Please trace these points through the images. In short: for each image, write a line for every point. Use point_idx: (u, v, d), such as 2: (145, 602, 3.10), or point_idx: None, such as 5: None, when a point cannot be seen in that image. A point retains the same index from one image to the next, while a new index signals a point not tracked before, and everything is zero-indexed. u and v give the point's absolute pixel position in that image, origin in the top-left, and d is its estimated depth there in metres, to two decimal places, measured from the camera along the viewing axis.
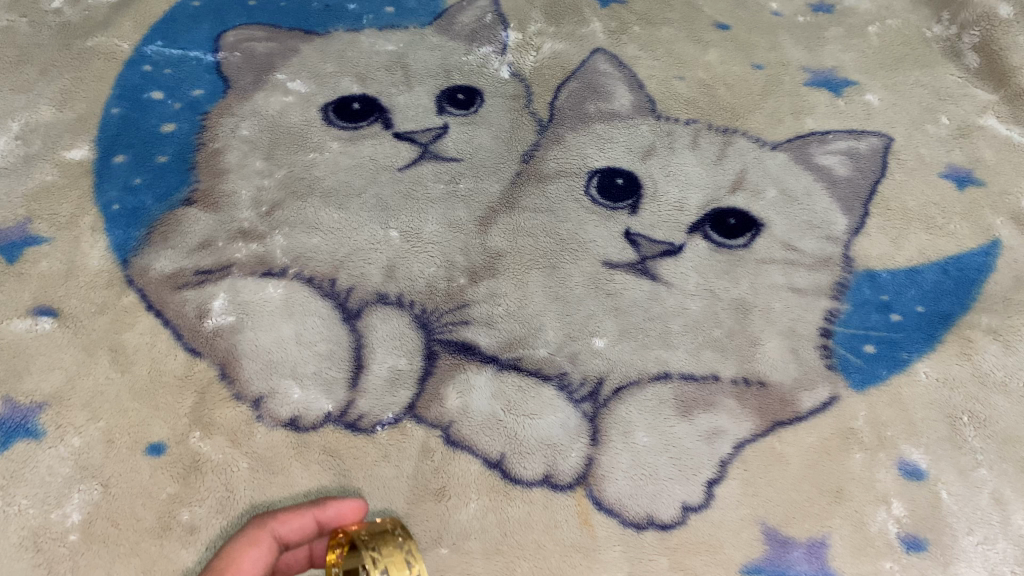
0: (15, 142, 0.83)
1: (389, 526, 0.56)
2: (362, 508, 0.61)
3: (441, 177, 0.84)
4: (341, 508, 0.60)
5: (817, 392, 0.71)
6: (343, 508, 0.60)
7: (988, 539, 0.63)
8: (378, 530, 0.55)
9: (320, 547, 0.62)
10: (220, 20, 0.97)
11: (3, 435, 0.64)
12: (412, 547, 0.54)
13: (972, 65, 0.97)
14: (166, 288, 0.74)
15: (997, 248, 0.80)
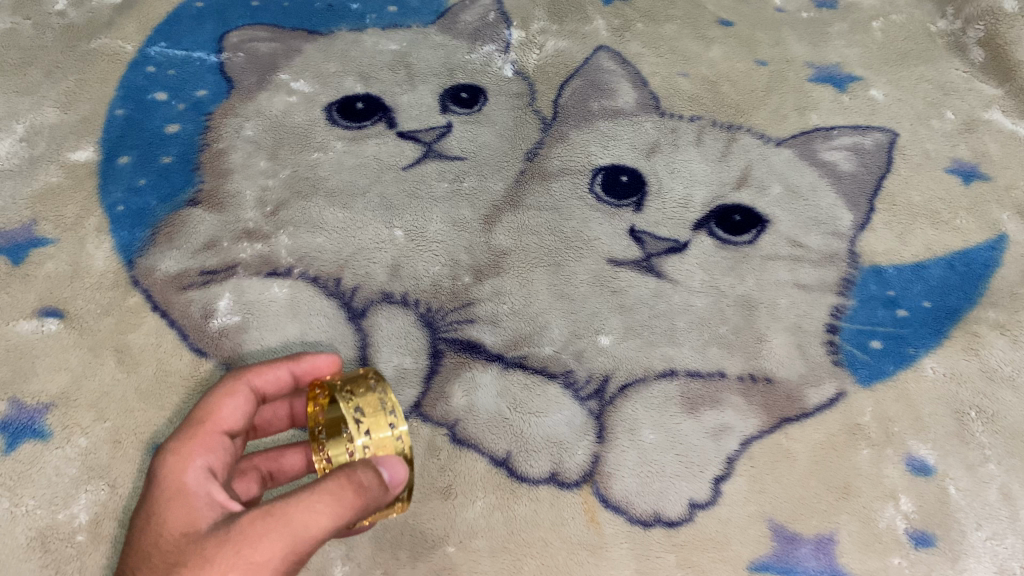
0: (20, 144, 0.84)
1: (365, 372, 0.58)
2: (335, 363, 0.62)
3: (444, 175, 0.84)
4: (316, 361, 0.60)
5: (824, 388, 0.70)
6: (318, 362, 0.60)
7: (997, 534, 0.63)
8: (353, 377, 0.57)
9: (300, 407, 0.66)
10: (223, 21, 0.97)
11: (10, 436, 0.65)
12: (385, 389, 0.56)
13: (977, 59, 0.97)
14: (171, 289, 0.74)
15: (1004, 243, 0.80)
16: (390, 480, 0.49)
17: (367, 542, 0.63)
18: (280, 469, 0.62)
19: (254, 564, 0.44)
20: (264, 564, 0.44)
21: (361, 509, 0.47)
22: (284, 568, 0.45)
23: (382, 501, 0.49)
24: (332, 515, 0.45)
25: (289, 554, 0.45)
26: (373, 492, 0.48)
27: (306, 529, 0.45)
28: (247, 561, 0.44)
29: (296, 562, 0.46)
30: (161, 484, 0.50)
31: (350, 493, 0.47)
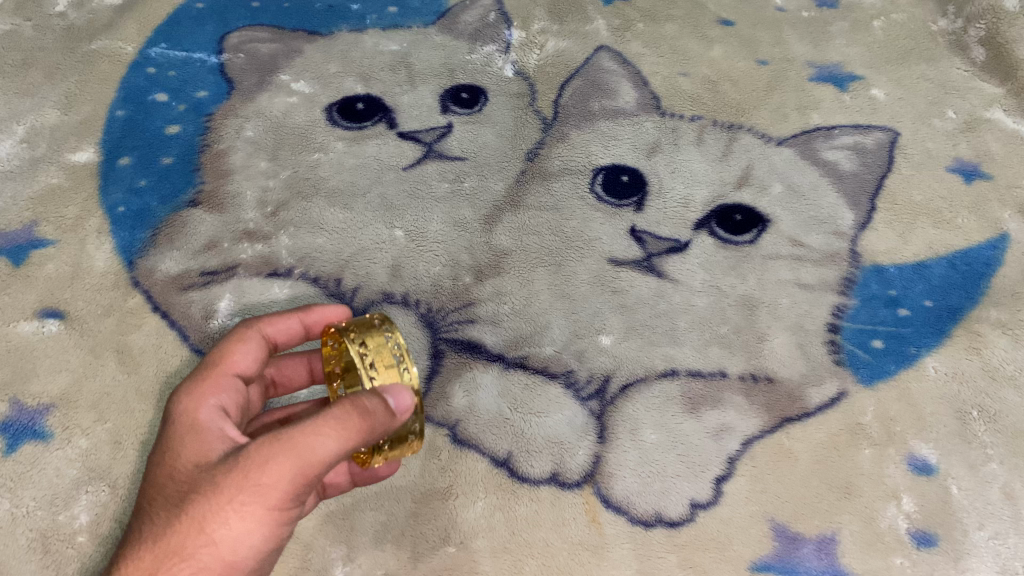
0: (21, 145, 0.84)
1: (374, 317, 0.58)
2: (345, 314, 0.64)
3: (445, 176, 0.84)
4: (326, 312, 0.63)
5: (825, 387, 0.70)
6: (328, 313, 0.63)
7: (999, 534, 0.63)
8: (363, 321, 0.57)
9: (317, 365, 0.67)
10: (224, 22, 0.97)
11: (11, 437, 0.65)
12: (394, 333, 0.56)
13: (978, 58, 0.96)
14: (171, 290, 0.74)
15: (1005, 242, 0.79)
16: (398, 407, 0.50)
17: (368, 542, 0.63)
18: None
19: (264, 486, 0.46)
20: (273, 485, 0.46)
21: (368, 434, 0.48)
22: (294, 489, 0.47)
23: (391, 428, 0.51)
24: (338, 439, 0.47)
25: (298, 476, 0.47)
26: (379, 417, 0.49)
27: (313, 453, 0.46)
28: (258, 483, 0.46)
29: (306, 483, 0.48)
30: (175, 421, 0.52)
31: (355, 419, 0.47)
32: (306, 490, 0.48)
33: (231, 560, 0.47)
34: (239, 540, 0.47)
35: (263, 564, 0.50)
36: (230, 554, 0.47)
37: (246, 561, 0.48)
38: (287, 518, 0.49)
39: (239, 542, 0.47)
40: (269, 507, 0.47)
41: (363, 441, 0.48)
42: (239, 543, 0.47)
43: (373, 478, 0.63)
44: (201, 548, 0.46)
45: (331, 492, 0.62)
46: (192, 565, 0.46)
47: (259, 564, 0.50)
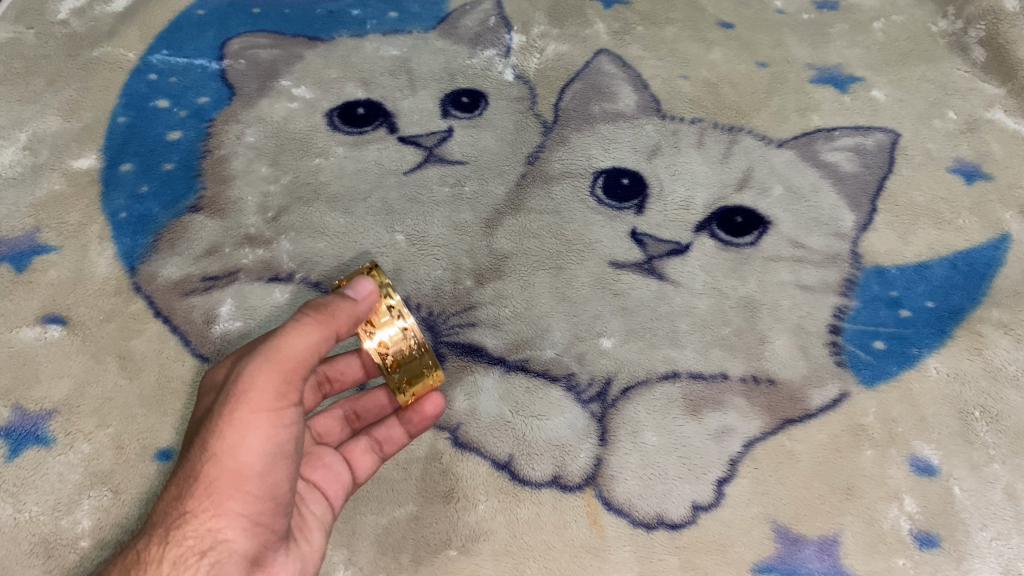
0: (23, 153, 0.84)
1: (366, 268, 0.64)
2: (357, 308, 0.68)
3: (445, 180, 0.84)
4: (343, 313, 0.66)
5: (827, 389, 0.70)
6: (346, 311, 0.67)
7: (1002, 534, 0.63)
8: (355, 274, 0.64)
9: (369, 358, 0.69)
10: (225, 28, 0.97)
11: (14, 442, 0.65)
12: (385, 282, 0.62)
13: (978, 59, 0.96)
14: (174, 295, 0.74)
15: (1007, 242, 0.79)
16: (356, 297, 0.58)
17: (369, 546, 0.63)
18: (362, 408, 0.69)
19: (244, 392, 0.52)
20: (250, 387, 0.52)
21: (326, 322, 0.55)
22: (276, 388, 0.53)
23: (360, 320, 0.59)
24: (297, 332, 0.53)
25: (273, 374, 0.53)
26: (335, 307, 0.56)
27: (278, 350, 0.53)
28: (240, 392, 0.52)
29: (284, 378, 0.53)
30: (203, 387, 0.62)
31: (310, 314, 0.55)
32: (291, 388, 0.54)
33: (236, 469, 0.52)
34: (237, 448, 0.52)
35: (279, 474, 0.54)
36: (234, 464, 0.52)
37: (253, 469, 0.52)
38: (283, 421, 0.53)
39: (238, 451, 0.52)
40: (256, 411, 0.52)
41: (326, 328, 0.55)
42: (239, 451, 0.52)
43: (424, 424, 0.65)
44: (209, 464, 0.52)
45: (390, 449, 0.65)
46: (204, 481, 0.51)
47: (272, 473, 0.53)
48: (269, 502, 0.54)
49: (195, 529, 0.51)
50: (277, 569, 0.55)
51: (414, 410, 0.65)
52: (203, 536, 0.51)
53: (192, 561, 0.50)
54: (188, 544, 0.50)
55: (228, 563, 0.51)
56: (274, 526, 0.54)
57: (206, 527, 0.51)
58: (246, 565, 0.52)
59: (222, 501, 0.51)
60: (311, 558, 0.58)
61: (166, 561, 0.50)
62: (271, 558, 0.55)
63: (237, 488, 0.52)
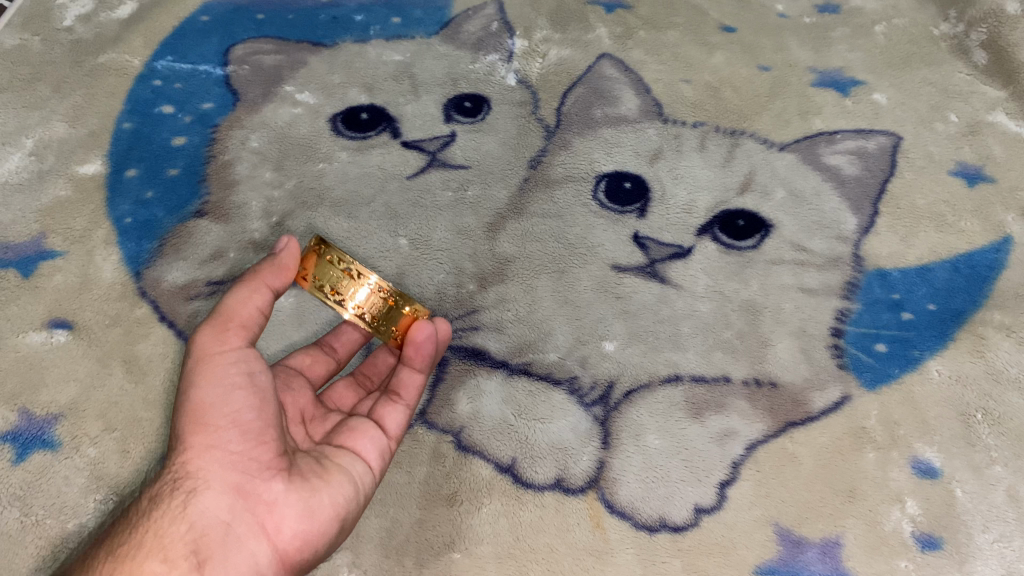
0: (29, 158, 0.85)
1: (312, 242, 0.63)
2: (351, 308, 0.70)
3: (448, 184, 0.85)
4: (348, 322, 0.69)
5: (829, 392, 0.70)
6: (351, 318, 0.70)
7: (1004, 536, 0.63)
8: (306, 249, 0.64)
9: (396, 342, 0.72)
10: (229, 34, 0.98)
11: (20, 446, 0.66)
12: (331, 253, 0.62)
13: (980, 62, 0.97)
14: (178, 299, 0.75)
15: (1009, 245, 0.79)
16: (276, 250, 0.62)
17: (373, 549, 0.63)
18: None
19: (194, 347, 0.58)
20: (197, 341, 0.58)
21: (251, 276, 0.60)
22: (216, 335, 0.58)
23: (294, 272, 0.62)
24: (229, 292, 0.60)
25: (213, 326, 0.59)
26: (259, 264, 0.61)
27: (216, 309, 0.59)
28: (192, 349, 0.59)
29: (222, 325, 0.58)
30: None
31: (241, 278, 0.61)
32: (231, 333, 0.58)
33: (195, 406, 0.56)
34: (193, 390, 0.56)
35: (237, 403, 0.56)
36: (192, 403, 0.56)
37: (207, 403, 0.56)
38: (232, 360, 0.57)
39: (193, 391, 0.56)
40: (202, 356, 0.57)
41: (251, 280, 0.60)
42: (194, 391, 0.56)
43: (422, 351, 0.64)
44: (181, 412, 0.57)
45: (409, 395, 0.66)
46: (177, 428, 0.57)
47: (230, 402, 0.56)
48: (235, 429, 0.55)
49: (173, 466, 0.55)
50: (272, 497, 0.55)
51: (408, 346, 0.64)
52: (178, 471, 0.55)
53: (169, 494, 0.54)
54: (167, 480, 0.55)
55: (205, 489, 0.54)
56: (252, 454, 0.55)
57: (181, 463, 0.55)
58: (228, 492, 0.54)
59: (189, 437, 0.55)
60: (319, 492, 0.57)
61: (150, 497, 0.55)
62: (260, 486, 0.55)
63: (198, 422, 0.55)
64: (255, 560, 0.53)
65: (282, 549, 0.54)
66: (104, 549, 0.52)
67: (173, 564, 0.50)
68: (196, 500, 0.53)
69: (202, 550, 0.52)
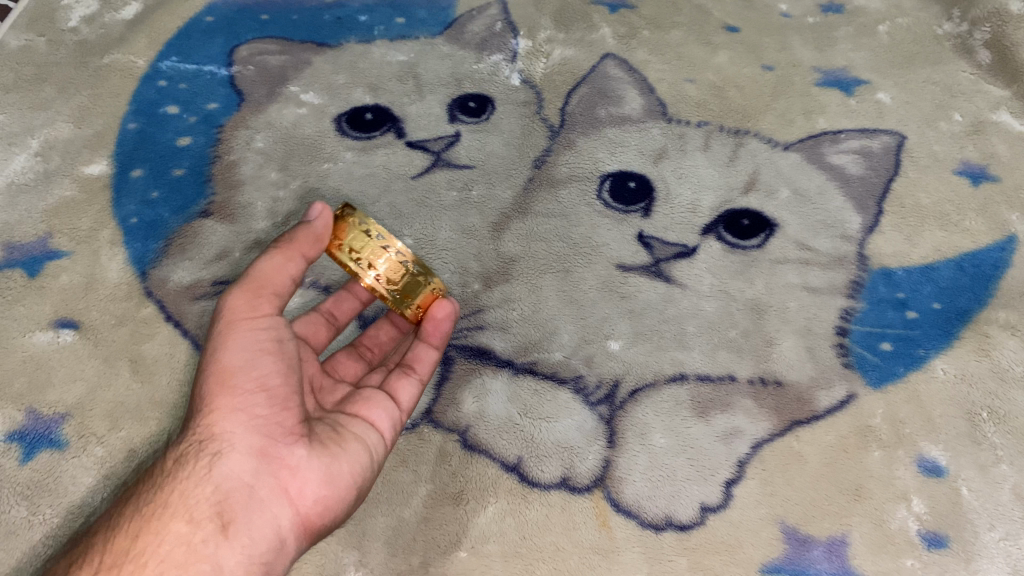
0: (35, 159, 0.86)
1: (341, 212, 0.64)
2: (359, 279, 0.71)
3: (453, 184, 0.85)
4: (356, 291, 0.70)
5: (834, 391, 0.70)
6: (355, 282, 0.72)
7: (1010, 535, 0.63)
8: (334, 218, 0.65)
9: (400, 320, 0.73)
10: (234, 35, 0.98)
11: (27, 445, 0.66)
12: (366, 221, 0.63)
13: (984, 61, 0.97)
14: (184, 299, 0.75)
15: (1013, 244, 0.79)
16: (310, 218, 0.62)
17: (380, 547, 0.63)
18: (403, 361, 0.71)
19: (224, 310, 0.59)
20: (228, 304, 0.59)
21: (287, 244, 0.61)
22: (247, 300, 0.59)
23: (327, 241, 0.63)
24: (262, 257, 0.61)
25: (244, 291, 0.59)
26: (293, 232, 0.62)
27: (249, 274, 0.60)
28: (222, 312, 0.59)
29: (255, 291, 0.59)
30: None
31: (273, 245, 0.62)
32: (262, 300, 0.59)
33: (222, 368, 0.56)
34: (222, 352, 0.57)
35: (266, 368, 0.57)
36: (219, 365, 0.57)
37: (235, 365, 0.56)
38: (262, 327, 0.59)
39: (220, 354, 0.57)
40: (232, 320, 0.58)
41: (287, 249, 0.61)
42: (222, 353, 0.57)
43: (441, 328, 0.67)
44: (206, 372, 0.58)
45: (423, 369, 0.67)
46: (201, 388, 0.57)
47: (257, 367, 0.57)
48: (262, 393, 0.56)
49: (196, 427, 0.55)
50: (295, 462, 0.55)
51: (428, 322, 0.67)
52: (201, 432, 0.55)
53: (192, 454, 0.54)
54: (190, 440, 0.55)
55: (229, 451, 0.54)
56: (277, 419, 0.56)
57: (205, 424, 0.55)
58: (252, 455, 0.54)
59: (214, 398, 0.56)
60: (340, 459, 0.58)
61: (172, 457, 0.55)
62: (283, 451, 0.55)
63: (224, 384, 0.56)
64: (276, 523, 0.54)
65: (302, 514, 0.55)
66: (128, 509, 0.53)
67: (198, 526, 0.51)
68: (219, 462, 0.54)
69: (225, 511, 0.53)
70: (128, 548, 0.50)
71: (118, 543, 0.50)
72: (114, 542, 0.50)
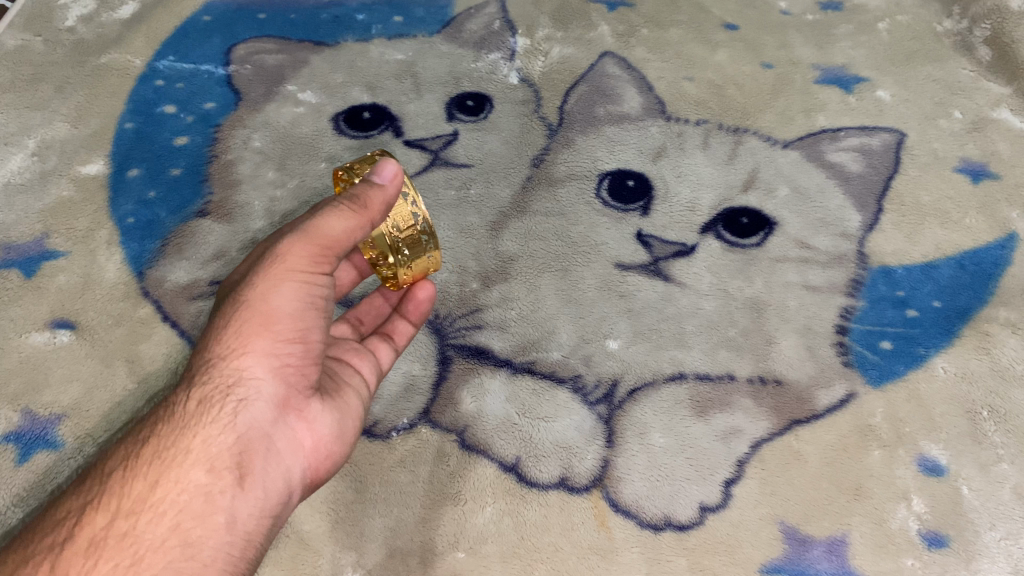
0: (31, 159, 0.85)
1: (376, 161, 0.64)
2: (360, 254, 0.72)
3: (451, 183, 0.85)
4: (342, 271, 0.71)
5: (834, 389, 0.70)
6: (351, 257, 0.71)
7: (1012, 534, 0.63)
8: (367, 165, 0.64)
9: (360, 261, 0.72)
10: (231, 34, 0.98)
11: (23, 446, 0.66)
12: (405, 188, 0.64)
13: (984, 58, 0.96)
14: (180, 299, 0.74)
15: (1014, 241, 0.79)
16: (385, 181, 0.59)
17: (377, 548, 0.63)
18: (365, 314, 0.72)
19: (282, 254, 0.55)
20: (287, 250, 0.55)
21: (365, 211, 0.57)
22: (309, 257, 0.56)
23: (392, 206, 0.60)
24: (334, 212, 0.56)
25: (306, 242, 0.56)
26: (370, 195, 0.58)
27: (318, 226, 0.56)
28: (278, 254, 0.55)
29: (319, 248, 0.56)
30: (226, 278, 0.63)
31: (346, 200, 0.57)
32: (323, 259, 0.57)
33: (266, 313, 0.55)
34: (269, 299, 0.55)
35: (310, 324, 0.56)
36: (265, 309, 0.55)
37: (283, 314, 0.55)
38: (314, 283, 0.57)
39: (268, 298, 0.55)
40: (289, 269, 0.55)
41: (363, 216, 0.57)
42: (269, 299, 0.55)
43: (420, 309, 0.69)
44: (243, 310, 0.55)
45: (401, 340, 0.69)
46: (235, 326, 0.55)
47: (302, 321, 0.56)
48: (299, 346, 0.56)
49: (223, 368, 0.54)
50: (312, 416, 0.57)
51: (410, 299, 0.69)
52: (230, 375, 0.54)
53: (220, 396, 0.53)
54: (217, 383, 0.54)
55: (256, 401, 0.54)
56: (304, 373, 0.57)
57: (235, 367, 0.54)
58: (276, 405, 0.55)
59: (251, 344, 0.54)
60: (349, 414, 0.60)
61: (195, 397, 0.53)
62: (304, 404, 0.57)
63: (265, 330, 0.55)
64: (288, 475, 0.56)
65: (311, 465, 0.58)
66: (146, 450, 0.52)
67: (218, 477, 0.52)
68: (246, 409, 0.54)
69: (246, 462, 0.53)
70: (147, 494, 0.50)
71: (135, 488, 0.50)
72: (132, 486, 0.50)
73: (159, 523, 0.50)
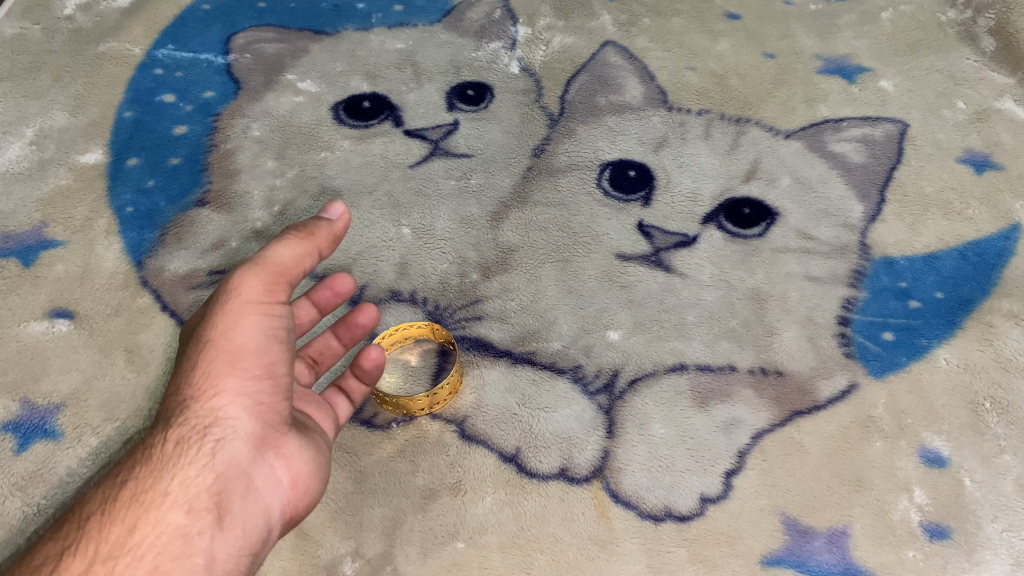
0: (30, 148, 0.85)
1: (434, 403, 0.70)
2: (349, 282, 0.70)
3: (451, 174, 0.84)
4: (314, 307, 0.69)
5: (836, 380, 0.70)
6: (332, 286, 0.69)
7: (1014, 526, 0.62)
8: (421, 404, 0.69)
9: (321, 296, 0.69)
10: (230, 23, 0.97)
11: (21, 436, 0.66)
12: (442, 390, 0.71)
13: (989, 48, 0.95)
14: (179, 288, 0.74)
15: (1017, 232, 0.78)
16: (332, 217, 0.62)
17: (376, 538, 0.62)
18: (320, 353, 0.69)
19: (236, 289, 0.57)
20: (241, 283, 0.57)
21: (313, 238, 0.60)
22: (263, 286, 0.58)
23: (340, 237, 0.63)
24: (285, 243, 0.59)
25: (260, 273, 0.58)
26: (316, 226, 0.61)
27: (270, 258, 0.58)
28: (234, 290, 0.57)
29: (273, 277, 0.58)
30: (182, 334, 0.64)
31: (292, 231, 0.60)
32: (278, 287, 0.58)
33: (232, 349, 0.56)
34: (231, 333, 0.56)
35: (275, 356, 0.57)
36: (230, 344, 0.56)
37: (247, 348, 0.56)
38: (274, 315, 0.58)
39: (231, 333, 0.56)
40: (246, 301, 0.57)
41: (309, 243, 0.60)
42: (233, 334, 0.56)
43: (370, 373, 0.65)
44: (207, 350, 0.56)
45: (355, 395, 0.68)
46: (203, 365, 0.56)
47: (267, 353, 0.57)
48: (268, 381, 0.56)
49: (198, 410, 0.54)
50: (289, 451, 0.57)
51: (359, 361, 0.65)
52: (205, 415, 0.54)
53: (195, 436, 0.54)
54: (193, 424, 0.54)
55: (231, 438, 0.54)
56: (277, 407, 0.57)
57: (209, 408, 0.55)
58: (252, 443, 0.55)
59: (221, 381, 0.55)
60: (325, 449, 0.60)
61: (173, 438, 0.54)
62: (280, 439, 0.57)
63: (233, 367, 0.55)
64: (268, 512, 0.55)
65: (290, 502, 0.57)
66: (124, 493, 0.51)
67: (196, 517, 0.52)
68: (222, 448, 0.54)
69: (224, 502, 0.53)
70: (126, 537, 0.49)
71: (114, 532, 0.50)
72: (111, 530, 0.50)
73: (137, 567, 0.48)
